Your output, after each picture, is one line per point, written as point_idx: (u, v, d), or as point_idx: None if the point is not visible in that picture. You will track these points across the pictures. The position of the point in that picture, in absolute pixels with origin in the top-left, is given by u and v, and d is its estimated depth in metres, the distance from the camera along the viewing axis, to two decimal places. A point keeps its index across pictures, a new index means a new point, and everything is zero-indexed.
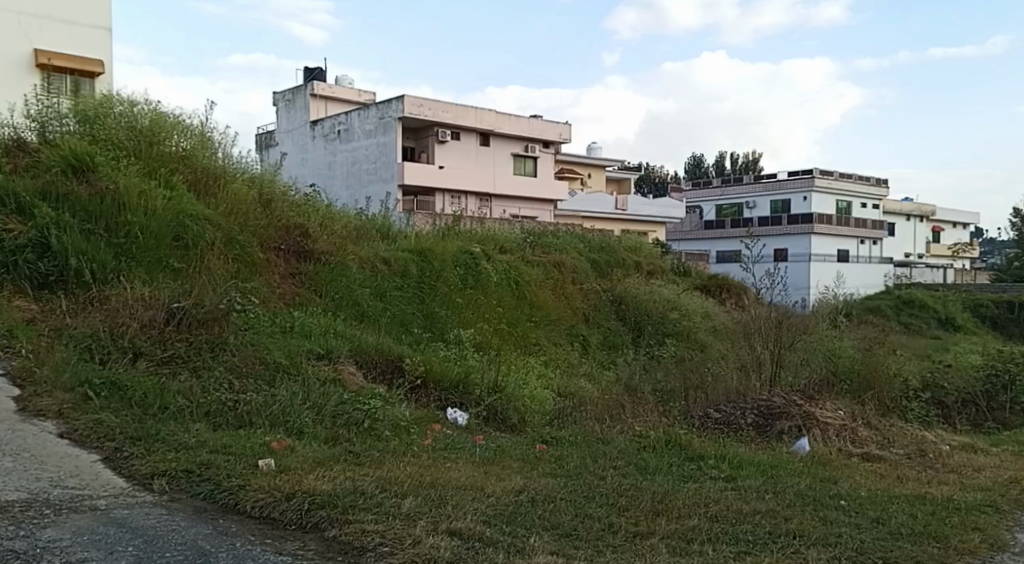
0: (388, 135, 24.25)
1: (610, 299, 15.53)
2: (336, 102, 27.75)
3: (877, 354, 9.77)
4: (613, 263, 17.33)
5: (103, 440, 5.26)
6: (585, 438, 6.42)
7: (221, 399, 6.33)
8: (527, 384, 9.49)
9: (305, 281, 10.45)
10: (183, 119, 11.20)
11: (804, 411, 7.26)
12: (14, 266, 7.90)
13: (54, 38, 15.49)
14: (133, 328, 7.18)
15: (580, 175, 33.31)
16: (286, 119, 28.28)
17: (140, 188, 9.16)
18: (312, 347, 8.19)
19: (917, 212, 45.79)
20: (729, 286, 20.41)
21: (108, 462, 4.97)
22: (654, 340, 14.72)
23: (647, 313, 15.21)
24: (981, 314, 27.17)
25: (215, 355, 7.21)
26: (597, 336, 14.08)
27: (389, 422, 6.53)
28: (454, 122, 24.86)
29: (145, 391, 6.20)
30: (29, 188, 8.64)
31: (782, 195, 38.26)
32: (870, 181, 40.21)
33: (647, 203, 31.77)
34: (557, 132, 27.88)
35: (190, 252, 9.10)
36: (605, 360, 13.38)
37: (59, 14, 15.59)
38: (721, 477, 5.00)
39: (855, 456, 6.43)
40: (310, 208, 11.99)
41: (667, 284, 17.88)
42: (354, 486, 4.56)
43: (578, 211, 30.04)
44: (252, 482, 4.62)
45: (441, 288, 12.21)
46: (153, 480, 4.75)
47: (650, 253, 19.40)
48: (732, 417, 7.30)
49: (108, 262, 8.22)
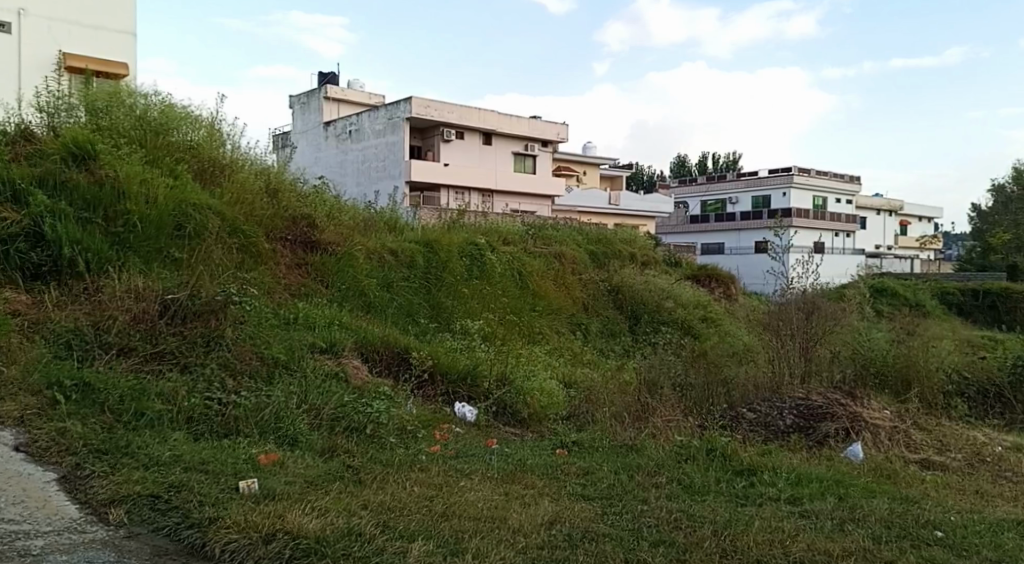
0: (397, 135, 23.56)
1: (608, 290, 14.76)
2: (351, 104, 26.90)
3: (920, 334, 9.06)
4: (610, 254, 16.63)
5: (63, 455, 4.57)
6: (621, 444, 5.70)
7: (205, 404, 5.61)
8: (535, 374, 8.87)
9: (312, 272, 9.76)
10: (192, 110, 10.41)
11: (849, 411, 6.22)
12: (4, 256, 7.15)
13: (83, 44, 14.47)
14: (121, 322, 6.45)
15: (575, 176, 32.86)
16: (300, 121, 27.54)
17: (139, 174, 8.43)
18: (314, 339, 7.52)
19: (886, 207, 44.85)
20: (718, 276, 19.70)
21: (63, 484, 4.29)
22: (651, 329, 14.11)
23: (646, 302, 14.50)
24: (947, 301, 26.19)
25: (210, 350, 6.48)
26: (598, 325, 13.44)
27: (394, 427, 5.91)
28: (459, 123, 24.20)
29: (121, 395, 5.48)
30: (24, 176, 7.85)
31: (763, 192, 37.35)
32: (846, 176, 39.59)
33: (639, 198, 30.95)
34: (557, 132, 27.28)
35: (192, 243, 8.37)
36: (608, 351, 12.73)
37: (88, 20, 14.57)
38: (783, 498, 4.28)
39: (918, 462, 5.78)
40: (316, 197, 11.19)
41: (662, 276, 17.14)
42: (349, 524, 3.86)
43: (575, 207, 29.36)
44: (225, 515, 3.92)
45: (448, 279, 11.51)
46: (109, 510, 4.07)
47: (645, 245, 18.67)
48: (769, 417, 6.21)
49: (104, 254, 7.47)
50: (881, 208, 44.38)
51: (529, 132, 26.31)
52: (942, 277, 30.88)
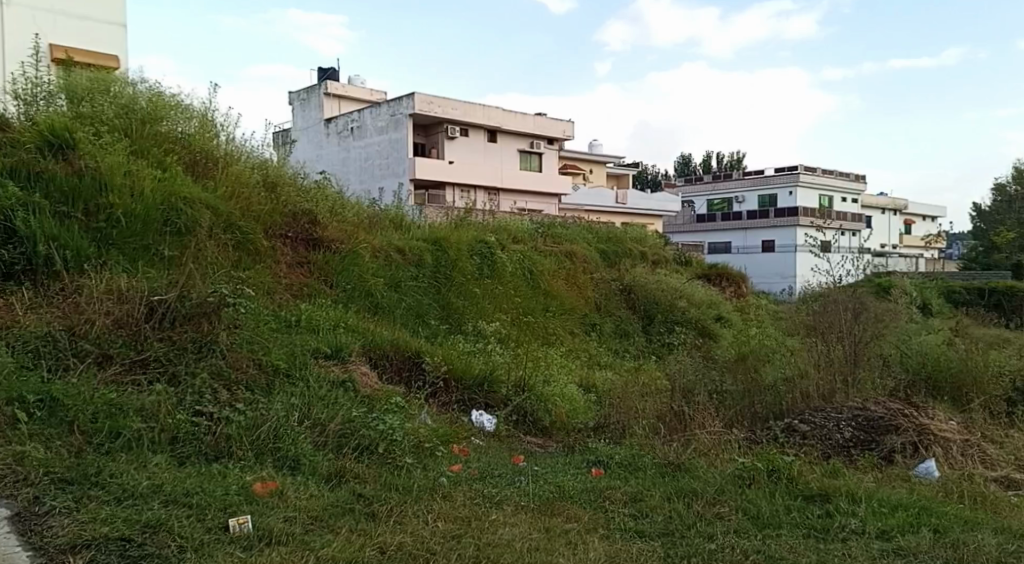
0: (400, 131, 22.99)
1: (620, 289, 14.13)
2: (351, 100, 26.34)
3: (962, 332, 8.43)
4: (621, 253, 16.01)
5: (19, 487, 4.12)
6: (660, 463, 5.11)
7: (192, 422, 5.02)
8: (554, 379, 8.29)
9: (314, 271, 9.17)
10: (182, 99, 9.85)
11: (915, 423, 5.40)
12: None
13: (69, 37, 13.05)
14: (100, 326, 5.85)
15: (581, 172, 32.25)
16: (301, 118, 26.88)
17: (123, 165, 7.88)
18: (318, 344, 6.91)
19: (892, 206, 44.16)
20: (729, 274, 19.03)
21: (17, 524, 3.85)
22: (665, 329, 13.48)
23: (658, 301, 13.86)
24: (954, 300, 24.94)
25: (202, 357, 5.89)
26: (610, 324, 12.85)
27: (409, 443, 5.35)
28: (464, 119, 23.61)
29: (96, 411, 4.89)
30: None
31: (768, 191, 36.72)
32: (851, 175, 39.01)
33: (647, 198, 30.34)
34: (562, 130, 26.71)
35: (185, 240, 7.82)
36: (624, 352, 12.13)
37: (75, 8, 13.12)
38: (869, 532, 3.73)
39: (999, 469, 5.18)
40: (318, 192, 10.57)
41: (675, 275, 16.52)
42: None
43: (580, 205, 28.69)
44: None
45: (458, 279, 10.91)
46: (70, 558, 3.63)
47: (655, 243, 18.02)
48: (824, 429, 5.42)
49: (83, 251, 6.92)
50: (886, 206, 43.66)
51: (535, 129, 25.77)
52: (953, 275, 30.11)
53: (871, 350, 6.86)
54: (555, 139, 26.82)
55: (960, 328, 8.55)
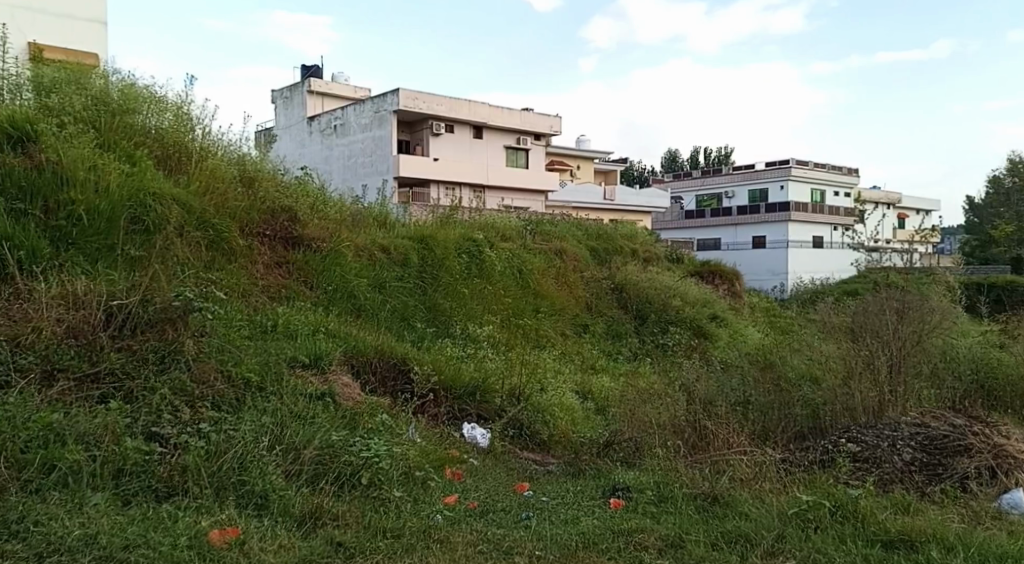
0: (384, 129, 22.21)
1: (612, 288, 13.42)
2: (335, 97, 25.45)
3: (995, 334, 7.76)
4: (611, 250, 15.29)
5: None
6: (693, 494, 4.37)
7: (148, 450, 4.23)
8: (550, 387, 7.55)
9: (293, 271, 8.38)
10: (154, 92, 9.04)
11: (984, 443, 4.69)
12: None
13: (48, 36, 11.98)
14: (49, 335, 5.03)
15: (569, 168, 31.63)
16: (284, 116, 26.01)
17: (88, 159, 7.09)
18: (294, 352, 6.12)
19: (884, 201, 43.72)
20: (722, 272, 18.32)
21: None
22: (659, 329, 12.77)
23: (652, 300, 13.14)
24: None
25: (164, 371, 5.10)
26: (602, 324, 12.14)
27: (398, 472, 4.59)
28: (450, 115, 22.82)
29: (31, 439, 4.09)
30: None
31: (759, 185, 36.26)
32: (843, 169, 38.50)
33: (635, 194, 29.61)
34: (550, 125, 25.76)
35: (152, 239, 7.02)
36: (618, 353, 11.44)
37: (53, 6, 12.05)
38: None
39: None
40: (298, 188, 9.79)
41: (668, 272, 15.85)
42: None
43: (567, 202, 27.90)
44: None
45: (445, 278, 10.15)
46: None
47: (646, 239, 17.31)
48: (879, 451, 4.70)
49: (40, 251, 6.10)
50: (878, 201, 43.24)
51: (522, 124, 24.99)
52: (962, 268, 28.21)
53: (917, 355, 6.13)
54: (543, 134, 25.96)
55: (991, 331, 7.87)
